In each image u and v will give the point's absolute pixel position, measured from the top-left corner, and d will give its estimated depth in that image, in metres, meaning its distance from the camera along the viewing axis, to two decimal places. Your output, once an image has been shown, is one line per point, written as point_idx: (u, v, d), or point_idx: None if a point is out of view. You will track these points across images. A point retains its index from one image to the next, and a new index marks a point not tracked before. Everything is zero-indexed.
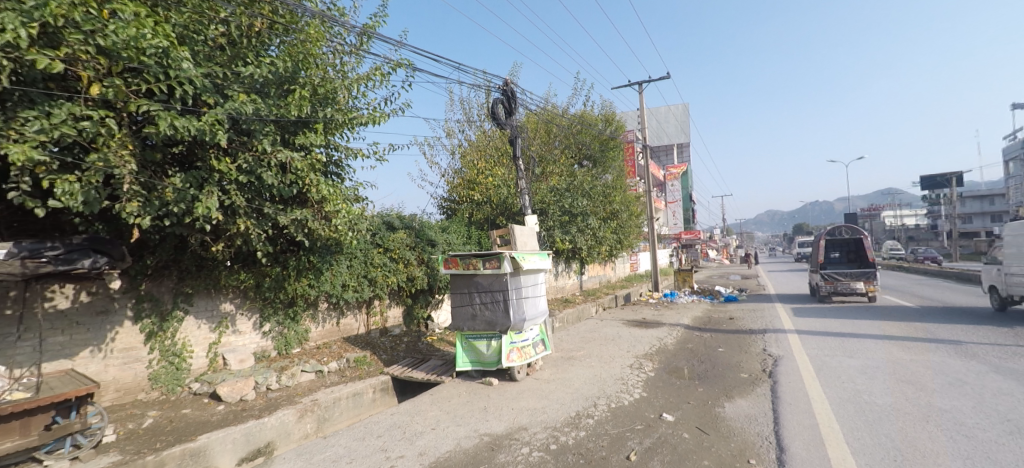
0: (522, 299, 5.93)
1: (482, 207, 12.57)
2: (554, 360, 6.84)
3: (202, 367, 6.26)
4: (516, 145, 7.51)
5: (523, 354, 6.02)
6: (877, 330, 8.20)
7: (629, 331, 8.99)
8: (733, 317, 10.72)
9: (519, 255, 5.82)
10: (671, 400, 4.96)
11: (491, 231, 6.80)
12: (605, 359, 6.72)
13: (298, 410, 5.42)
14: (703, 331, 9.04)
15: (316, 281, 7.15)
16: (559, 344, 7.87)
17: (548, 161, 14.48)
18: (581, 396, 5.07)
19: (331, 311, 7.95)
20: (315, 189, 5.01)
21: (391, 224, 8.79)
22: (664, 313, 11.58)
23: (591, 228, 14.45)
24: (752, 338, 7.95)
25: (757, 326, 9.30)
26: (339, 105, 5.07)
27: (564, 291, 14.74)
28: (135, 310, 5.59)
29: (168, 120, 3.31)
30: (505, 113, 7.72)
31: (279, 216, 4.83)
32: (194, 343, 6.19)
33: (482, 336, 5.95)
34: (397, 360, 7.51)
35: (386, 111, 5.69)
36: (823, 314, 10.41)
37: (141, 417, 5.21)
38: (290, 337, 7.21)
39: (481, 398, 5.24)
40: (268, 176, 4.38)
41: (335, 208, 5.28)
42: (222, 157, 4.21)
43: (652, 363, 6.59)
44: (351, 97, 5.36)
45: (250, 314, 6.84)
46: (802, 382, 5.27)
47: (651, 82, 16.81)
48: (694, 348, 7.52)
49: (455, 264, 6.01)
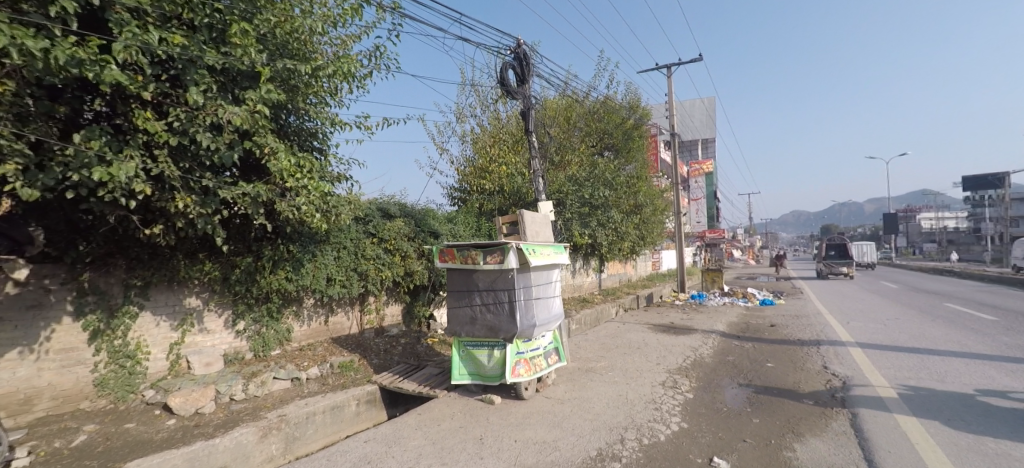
0: (532, 301, 4.86)
1: (494, 197, 11.63)
2: (570, 372, 5.79)
3: (161, 371, 5.43)
4: (529, 118, 6.45)
5: (533, 367, 4.95)
6: (957, 346, 6.89)
7: (656, 337, 7.87)
8: (774, 324, 9.49)
9: (528, 246, 4.74)
10: (721, 437, 3.84)
11: (496, 217, 5.72)
12: (631, 374, 5.61)
13: (261, 429, 4.50)
14: (743, 340, 7.87)
15: (295, 274, 6.20)
16: (576, 352, 6.80)
17: (567, 148, 13.13)
18: (604, 427, 3.98)
19: (318, 308, 7.06)
20: (276, 160, 4.09)
21: (387, 212, 7.84)
22: (694, 317, 10.40)
23: (613, 221, 13.34)
24: (804, 352, 6.74)
25: (806, 336, 8.06)
26: (297, 50, 4.18)
27: (582, 289, 13.66)
28: (75, 305, 4.76)
29: (23, 42, 2.39)
30: (516, 80, 6.64)
31: (228, 193, 3.92)
32: (151, 344, 5.36)
33: (483, 344, 4.91)
34: (389, 366, 6.54)
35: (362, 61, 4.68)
36: (882, 324, 9.08)
37: (73, 433, 4.34)
38: (268, 338, 6.34)
39: (478, 423, 4.21)
40: (202, 138, 3.43)
41: (300, 184, 4.41)
42: (142, 111, 3.32)
43: (689, 380, 5.45)
44: (314, 36, 4.37)
45: (221, 311, 5.99)
46: (894, 419, 4.08)
47: (682, 65, 15.46)
48: (737, 362, 6.36)
49: (452, 257, 4.97)
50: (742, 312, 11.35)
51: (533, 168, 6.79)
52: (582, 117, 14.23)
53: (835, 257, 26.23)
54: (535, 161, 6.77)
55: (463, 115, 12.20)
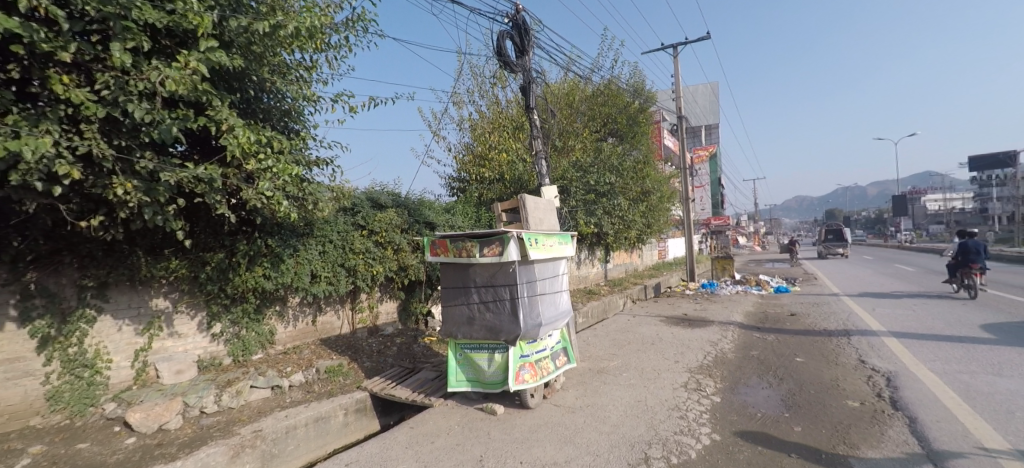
0: (536, 298, 4.28)
1: (493, 186, 10.99)
2: (580, 374, 5.22)
3: (125, 381, 4.88)
4: (530, 94, 5.84)
5: (539, 372, 4.38)
6: (1002, 334, 6.30)
7: (671, 332, 7.29)
8: (794, 313, 8.91)
9: (530, 236, 4.14)
10: (763, 452, 3.27)
11: (494, 205, 5.11)
12: (648, 374, 5.04)
13: (232, 448, 3.94)
14: (765, 332, 7.29)
15: (274, 272, 5.60)
16: (586, 351, 6.24)
17: (570, 133, 12.46)
18: (624, 443, 3.41)
19: (305, 307, 6.51)
20: (235, 138, 3.47)
21: (377, 202, 7.24)
22: (708, 307, 9.83)
23: (619, 209, 12.74)
24: (835, 344, 6.16)
25: (832, 326, 7.48)
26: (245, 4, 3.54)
27: (587, 281, 13.11)
28: (20, 309, 4.21)
29: None
30: (515, 51, 6.00)
31: (179, 177, 3.30)
32: (113, 351, 4.80)
33: (483, 348, 4.34)
34: (382, 370, 5.99)
35: (330, 17, 4.03)
36: (912, 311, 8.49)
37: (15, 456, 3.79)
38: (248, 341, 5.80)
39: (477, 440, 3.65)
40: (133, 107, 2.90)
41: (262, 164, 3.80)
42: (61, 76, 2.76)
43: (714, 381, 4.87)
44: None
45: (193, 312, 5.43)
46: (963, 425, 3.46)
47: (688, 44, 14.73)
48: (763, 358, 5.79)
49: (444, 250, 4.38)
50: (758, 300, 10.77)
51: (536, 149, 6.16)
52: (585, 102, 13.55)
53: (832, 241, 29.87)
54: (537, 141, 6.14)
55: (461, 101, 11.56)
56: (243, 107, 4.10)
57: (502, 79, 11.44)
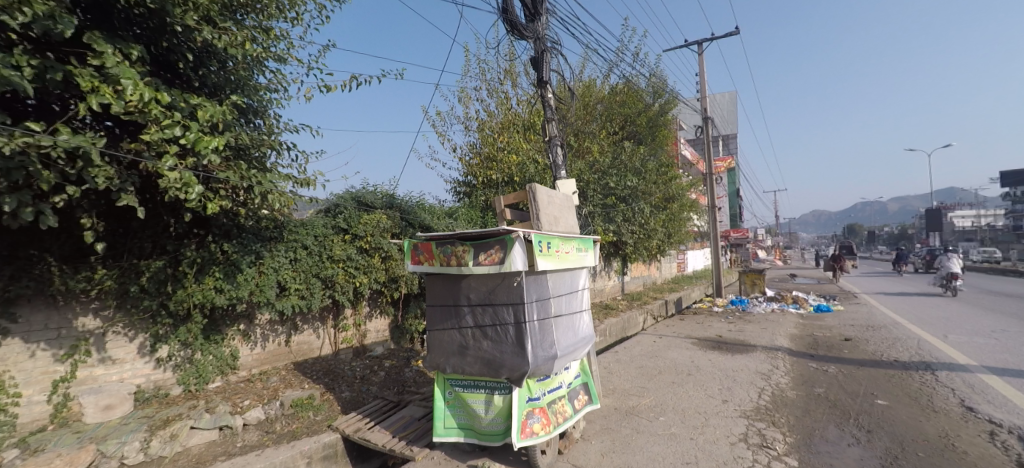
0: (546, 322, 3.22)
1: (501, 189, 10.01)
2: (605, 418, 4.10)
3: (39, 420, 3.82)
4: (543, 67, 4.91)
5: (553, 419, 3.28)
6: None
7: (709, 358, 6.15)
8: (849, 337, 7.69)
9: (541, 237, 3.10)
10: None
11: (497, 199, 4.06)
12: (693, 421, 3.91)
13: None
14: (821, 361, 6.11)
15: (229, 284, 4.58)
16: (609, 383, 5.13)
17: (586, 134, 11.44)
18: None
19: (277, 325, 5.50)
20: (121, 96, 2.52)
21: (364, 202, 6.29)
22: (745, 328, 8.62)
23: (638, 215, 11.63)
24: (923, 385, 4.96)
25: (904, 356, 6.23)
26: None
27: (604, 295, 11.97)
28: None
29: None
30: (524, 15, 5.08)
31: (19, 145, 2.25)
32: (21, 383, 3.76)
33: (479, 386, 3.29)
34: (362, 403, 4.94)
35: None
36: (995, 337, 7.18)
37: None
38: (203, 366, 4.76)
39: None
40: None
41: (165, 133, 2.71)
42: None
43: (781, 432, 3.75)
44: None
45: (131, 333, 4.39)
46: None
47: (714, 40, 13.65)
48: (835, 399, 4.61)
49: (429, 257, 3.35)
50: (799, 320, 9.53)
51: (549, 134, 5.10)
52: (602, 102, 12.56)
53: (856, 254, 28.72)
54: (551, 124, 5.10)
55: (467, 98, 10.63)
56: (158, 60, 3.27)
57: (512, 74, 10.54)
